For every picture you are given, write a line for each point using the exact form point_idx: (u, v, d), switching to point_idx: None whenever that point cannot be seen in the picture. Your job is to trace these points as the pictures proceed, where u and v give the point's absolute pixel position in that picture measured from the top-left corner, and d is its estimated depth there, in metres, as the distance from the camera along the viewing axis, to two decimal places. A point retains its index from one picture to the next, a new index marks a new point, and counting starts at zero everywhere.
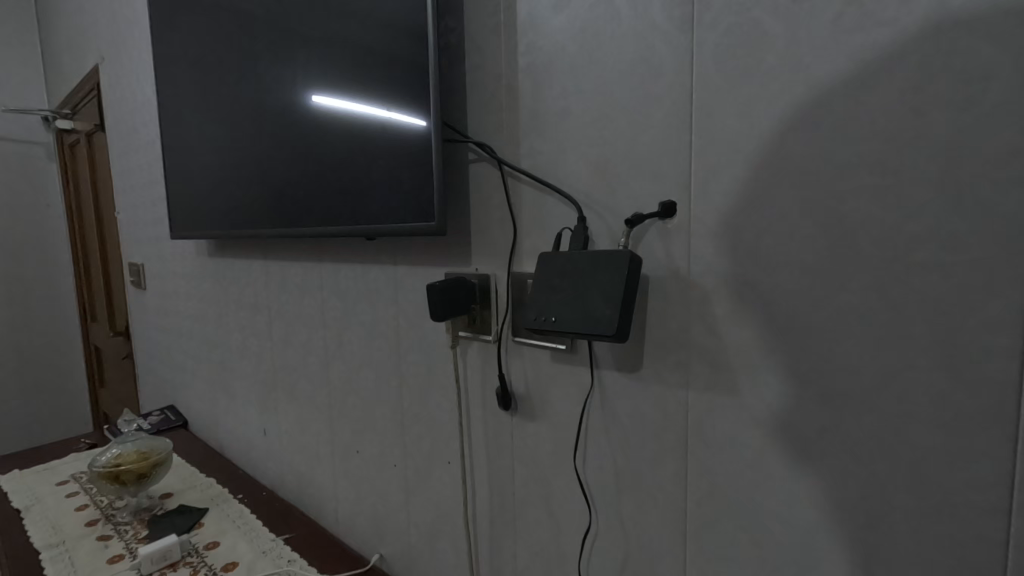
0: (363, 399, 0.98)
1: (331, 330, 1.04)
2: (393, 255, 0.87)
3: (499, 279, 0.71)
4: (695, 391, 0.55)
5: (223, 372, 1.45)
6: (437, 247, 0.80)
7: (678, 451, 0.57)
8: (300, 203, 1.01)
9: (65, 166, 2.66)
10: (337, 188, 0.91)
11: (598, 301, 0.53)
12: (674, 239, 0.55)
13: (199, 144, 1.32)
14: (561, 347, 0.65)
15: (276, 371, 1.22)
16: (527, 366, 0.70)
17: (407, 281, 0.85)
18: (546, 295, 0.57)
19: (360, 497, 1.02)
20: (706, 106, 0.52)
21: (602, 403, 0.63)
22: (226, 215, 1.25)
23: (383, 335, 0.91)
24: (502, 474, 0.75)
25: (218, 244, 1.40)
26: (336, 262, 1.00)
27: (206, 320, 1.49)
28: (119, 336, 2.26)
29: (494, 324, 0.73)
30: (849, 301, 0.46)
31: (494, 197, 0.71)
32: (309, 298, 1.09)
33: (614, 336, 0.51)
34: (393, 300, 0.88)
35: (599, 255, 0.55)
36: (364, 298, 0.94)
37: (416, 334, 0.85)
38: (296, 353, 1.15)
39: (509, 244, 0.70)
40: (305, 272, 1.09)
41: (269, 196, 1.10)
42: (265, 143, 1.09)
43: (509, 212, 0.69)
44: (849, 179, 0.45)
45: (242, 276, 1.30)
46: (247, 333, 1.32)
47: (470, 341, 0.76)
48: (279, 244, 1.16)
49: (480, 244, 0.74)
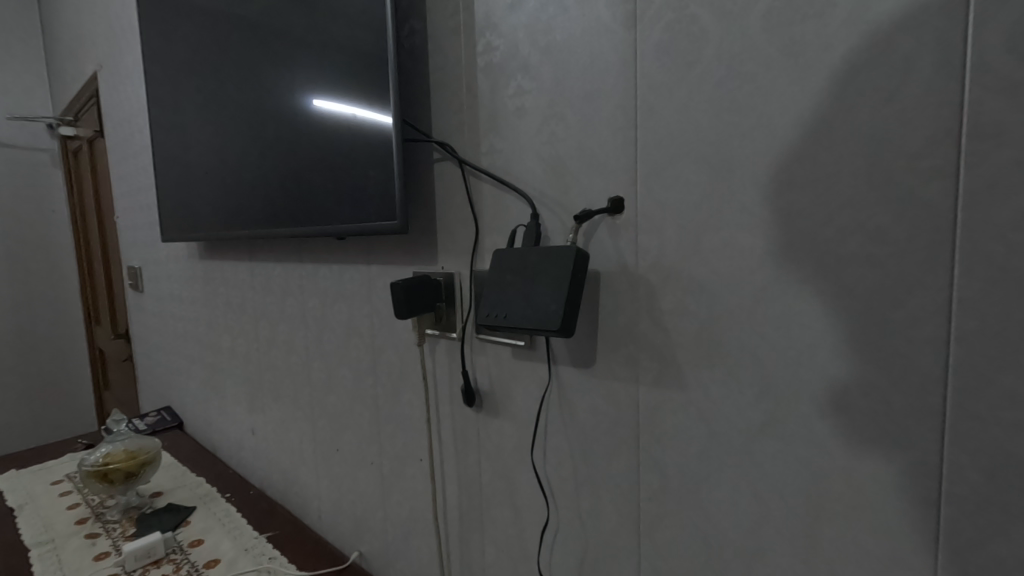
0: (342, 397, 0.99)
1: (311, 330, 1.05)
2: (367, 255, 0.88)
3: (463, 276, 0.72)
4: (646, 386, 0.56)
5: (214, 373, 1.47)
6: (406, 247, 0.81)
7: (631, 447, 0.58)
8: (281, 204, 1.02)
9: (69, 171, 2.70)
10: (314, 190, 0.93)
11: (544, 294, 0.54)
12: (623, 234, 0.56)
13: (188, 148, 1.34)
14: (520, 343, 0.66)
15: (263, 372, 1.23)
16: (491, 364, 0.71)
17: (379, 281, 0.86)
18: (498, 291, 0.58)
19: (340, 495, 1.03)
20: (650, 103, 0.53)
21: (559, 399, 0.63)
22: (213, 218, 1.26)
23: (359, 335, 0.92)
24: (469, 471, 0.76)
25: (208, 246, 1.42)
26: (315, 263, 1.01)
27: (198, 321, 1.52)
28: (120, 338, 2.30)
29: (458, 322, 0.74)
30: (786, 294, 0.46)
31: (457, 196, 0.72)
32: (291, 299, 1.10)
33: (558, 331, 0.52)
34: (367, 300, 0.89)
35: (547, 252, 0.55)
36: (341, 298, 0.95)
37: (388, 333, 0.86)
38: (280, 354, 1.16)
39: (472, 242, 0.71)
40: (287, 273, 1.10)
41: (252, 198, 1.11)
42: (250, 147, 1.11)
43: (471, 211, 0.70)
44: (783, 173, 0.45)
45: (230, 278, 1.32)
46: (235, 334, 1.33)
47: (437, 338, 0.77)
48: (263, 245, 1.17)
49: (445, 243, 0.75)
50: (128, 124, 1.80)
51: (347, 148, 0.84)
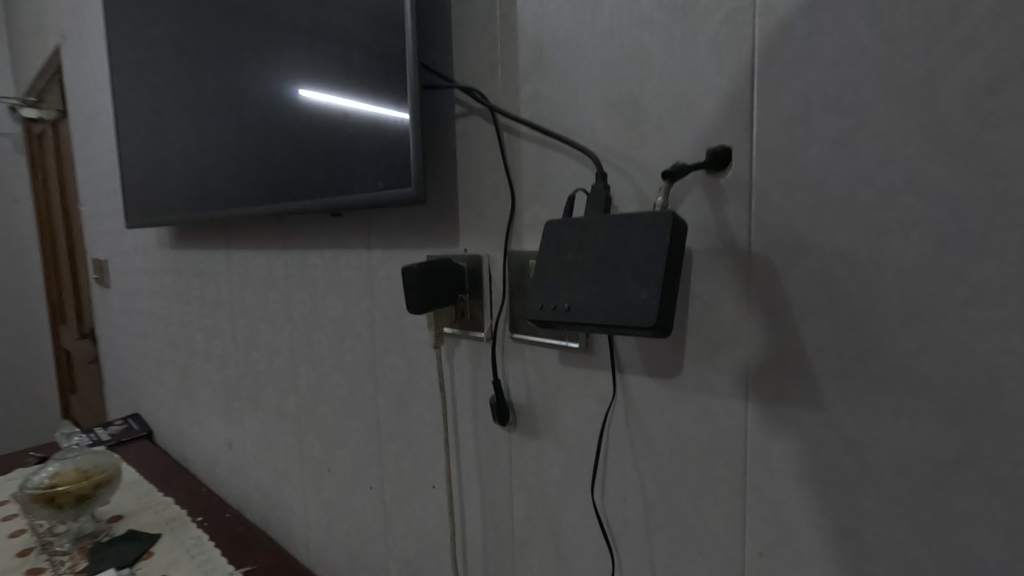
0: (334, 409, 0.83)
1: (298, 328, 0.89)
2: (367, 238, 0.73)
3: (494, 260, 0.57)
4: (758, 405, 0.41)
5: (186, 378, 1.30)
6: (417, 226, 0.65)
7: (731, 484, 0.43)
8: (263, 179, 0.86)
9: (32, 158, 2.49)
10: (303, 160, 0.77)
11: (617, 285, 0.39)
12: (728, 198, 0.41)
13: (156, 121, 1.17)
14: (574, 345, 0.51)
15: (242, 377, 1.07)
16: (531, 371, 0.55)
17: (382, 268, 0.71)
18: (556, 275, 0.43)
19: (331, 523, 0.87)
20: (776, 11, 0.37)
21: (628, 418, 0.48)
22: (184, 199, 1.10)
23: (357, 334, 0.77)
24: (498, 503, 0.61)
25: (179, 233, 1.25)
26: (302, 248, 0.85)
27: (169, 319, 1.34)
28: (85, 338, 2.10)
29: (486, 317, 0.59)
30: (1000, 276, 0.31)
31: (486, 158, 0.57)
32: (274, 293, 0.94)
33: (653, 330, 0.37)
34: (368, 292, 0.74)
35: (629, 220, 0.40)
36: (334, 290, 0.80)
37: (394, 331, 0.70)
38: (262, 357, 1.00)
39: (507, 216, 0.55)
40: (269, 262, 0.94)
41: (230, 174, 0.95)
42: (226, 115, 0.95)
43: (507, 176, 0.55)
44: (1001, 94, 0.30)
45: (204, 269, 1.16)
46: (210, 333, 1.17)
47: (458, 338, 0.62)
48: (242, 230, 1.01)
49: (470, 219, 0.59)
50: (92, 99, 1.62)
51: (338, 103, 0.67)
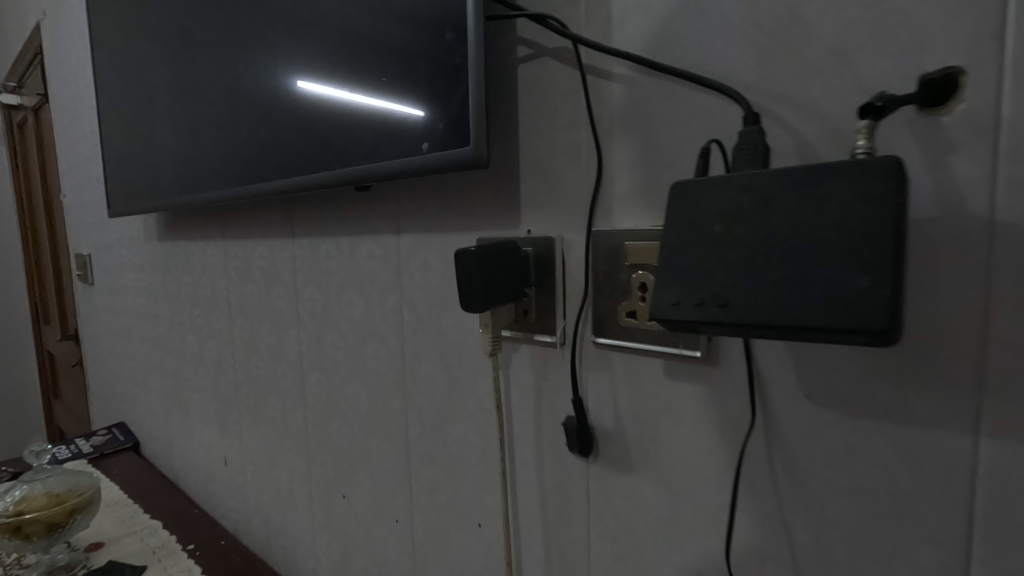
0: (351, 425, 0.70)
1: (308, 330, 0.76)
2: (395, 220, 0.60)
3: (572, 244, 0.44)
4: (993, 445, 0.28)
5: (177, 384, 1.17)
6: (462, 203, 0.52)
7: (941, 551, 0.30)
8: (266, 155, 0.73)
9: (12, 147, 2.34)
10: (314, 127, 0.63)
11: (814, 276, 0.26)
12: (955, 146, 0.28)
13: (141, 96, 1.03)
14: (692, 355, 0.38)
15: (240, 386, 0.94)
16: (623, 387, 0.43)
17: (416, 257, 0.58)
18: (699, 258, 0.30)
19: (346, 558, 0.75)
20: None
21: (772, 454, 0.36)
22: (174, 183, 0.96)
23: (382, 337, 0.64)
24: (569, 552, 0.48)
25: (168, 223, 1.11)
26: (312, 236, 0.72)
27: (157, 319, 1.21)
28: (67, 340, 1.96)
29: (559, 317, 0.46)
30: None
31: (562, 111, 0.44)
32: (279, 289, 0.81)
33: (879, 336, 0.24)
34: (395, 287, 0.61)
35: (817, 175, 0.28)
36: (352, 284, 0.67)
37: (430, 334, 0.57)
38: (264, 362, 0.87)
39: (593, 186, 0.43)
40: (272, 253, 0.81)
41: (226, 151, 0.82)
42: (222, 82, 0.81)
43: (593, 133, 0.42)
44: None
45: (196, 263, 1.02)
46: (203, 335, 1.04)
47: (519, 343, 0.49)
48: (240, 217, 0.88)
49: (536, 191, 0.46)
50: (73, 77, 1.48)
51: (359, 48, 0.53)
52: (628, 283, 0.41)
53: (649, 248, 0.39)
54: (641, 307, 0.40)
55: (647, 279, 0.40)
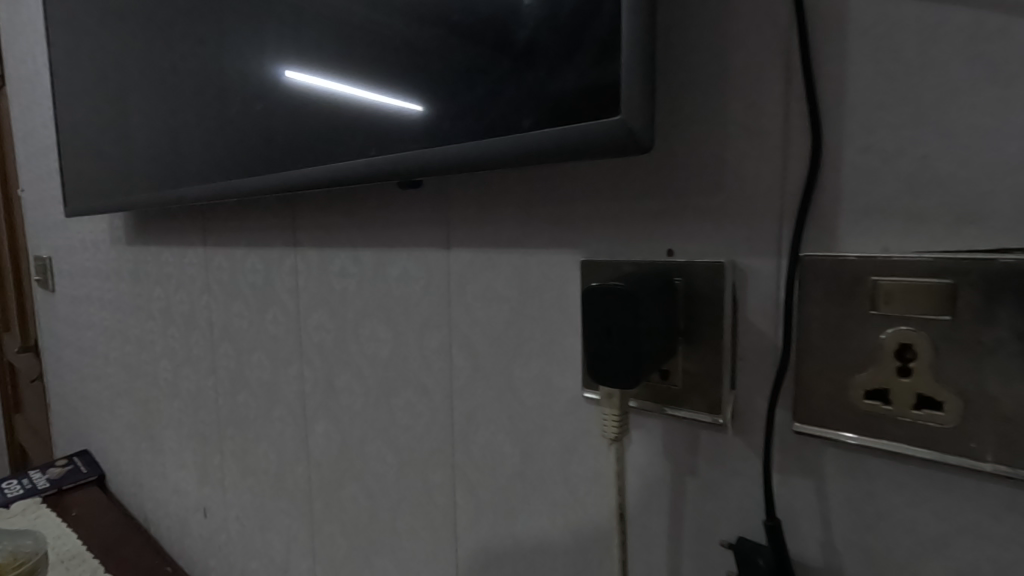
0: (371, 494, 0.54)
1: (314, 367, 0.59)
2: (444, 230, 0.43)
3: (759, 277, 0.28)
4: None
5: (147, 415, 0.98)
6: (556, 209, 0.36)
7: None
8: (259, 140, 0.56)
9: None
10: (324, 100, 0.46)
11: None
12: None
13: (101, 70, 0.85)
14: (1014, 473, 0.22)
15: (225, 425, 0.77)
16: (846, 507, 0.27)
17: (475, 283, 0.41)
18: None
19: None
20: None
21: None
22: (142, 177, 0.78)
23: (420, 386, 0.47)
24: None
25: (137, 224, 0.93)
26: (321, 247, 0.56)
27: (124, 336, 1.03)
28: (27, 351, 1.75)
29: (725, 390, 0.29)
30: None
31: (744, 70, 0.28)
32: (276, 311, 0.64)
33: None
34: (442, 321, 0.44)
35: None
36: (379, 313, 0.50)
37: (496, 390, 0.41)
38: (256, 401, 0.70)
39: (801, 187, 0.27)
40: (268, 266, 0.64)
41: (208, 137, 0.64)
42: (200, 48, 0.64)
43: (808, 102, 0.26)
44: None
45: (171, 273, 0.85)
46: (179, 360, 0.86)
47: (648, 417, 0.33)
48: (225, 220, 0.71)
49: (690, 193, 0.30)
50: (27, 52, 1.27)
51: None
52: (872, 345, 0.25)
53: (923, 290, 0.23)
54: (899, 385, 0.25)
55: (915, 340, 0.24)
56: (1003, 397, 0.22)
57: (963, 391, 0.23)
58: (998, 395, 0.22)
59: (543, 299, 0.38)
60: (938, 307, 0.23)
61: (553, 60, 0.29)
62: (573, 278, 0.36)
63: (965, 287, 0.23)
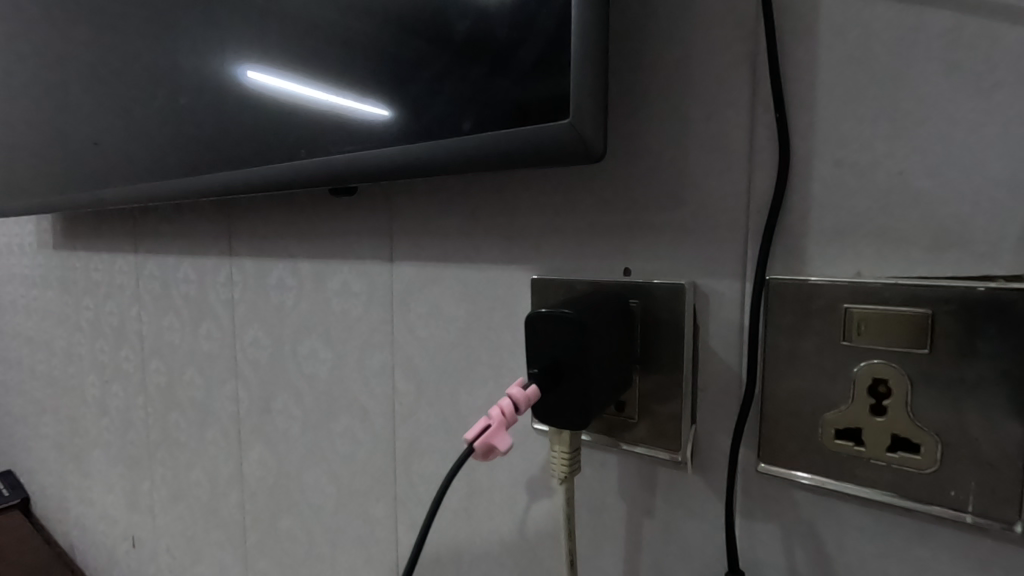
0: (308, 527, 0.50)
1: (249, 387, 0.54)
2: (387, 241, 0.39)
3: (723, 302, 0.26)
4: None
5: (74, 435, 0.91)
6: (507, 222, 0.33)
7: None
8: (192, 140, 0.51)
9: None
10: (260, 101, 0.43)
11: None
12: None
13: (14, 56, 0.77)
14: (996, 523, 0.20)
15: (156, 447, 0.71)
16: (813, 555, 0.24)
17: (420, 299, 0.38)
18: None
19: None
20: None
21: None
22: (64, 175, 0.71)
23: (360, 410, 0.44)
24: None
25: (66, 227, 0.86)
26: (256, 257, 0.51)
27: (50, 348, 0.95)
28: None
29: (683, 425, 0.27)
30: None
31: (708, 73, 0.25)
32: (210, 325, 0.59)
33: None
34: (384, 341, 0.41)
35: None
36: (317, 330, 0.46)
37: (440, 418, 0.38)
38: (188, 423, 0.64)
39: (767, 203, 0.24)
40: (201, 276, 0.59)
41: (136, 134, 0.59)
42: (124, 37, 0.58)
43: (775, 110, 0.24)
44: None
45: (100, 282, 0.78)
46: (107, 376, 0.79)
47: (602, 450, 0.30)
48: (157, 227, 0.65)
49: (649, 209, 0.28)
50: None
51: None
52: (842, 379, 0.23)
53: (898, 318, 0.21)
54: (873, 425, 0.22)
55: (891, 375, 0.22)
56: (986, 440, 0.20)
57: (944, 435, 0.21)
58: (981, 439, 0.20)
59: (491, 318, 0.34)
60: (915, 337, 0.21)
61: (499, 55, 0.26)
62: (523, 298, 0.33)
63: (943, 316, 0.20)
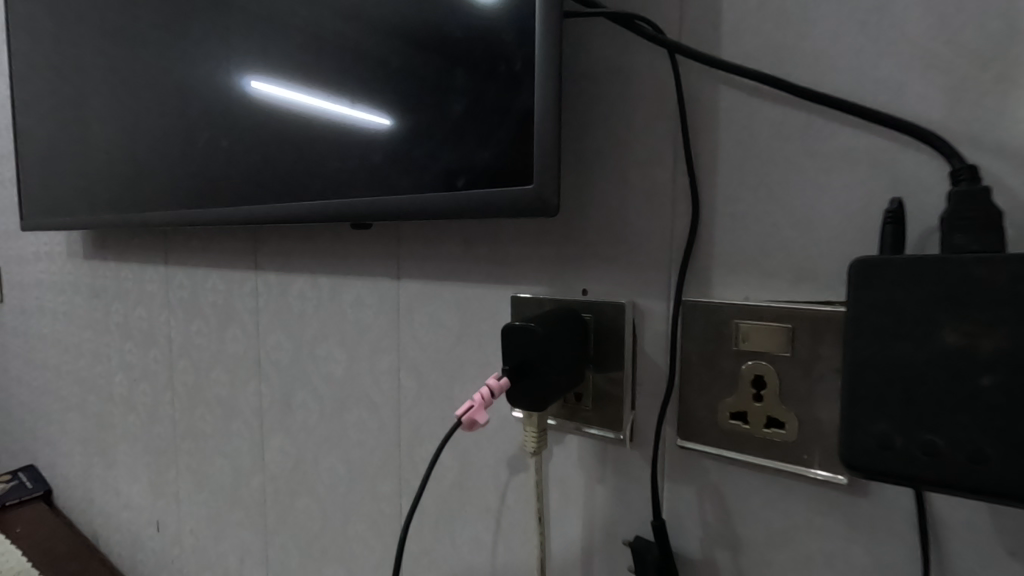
0: (323, 503, 0.58)
1: (271, 384, 0.62)
2: (395, 262, 0.48)
3: (655, 317, 0.34)
4: None
5: (101, 429, 0.99)
6: (493, 249, 0.41)
7: None
8: (212, 173, 0.58)
9: None
10: (281, 144, 0.50)
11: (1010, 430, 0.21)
12: None
13: (48, 84, 0.84)
14: (832, 476, 0.28)
15: (182, 439, 0.78)
16: (716, 508, 0.32)
17: (422, 310, 0.46)
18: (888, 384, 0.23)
19: None
20: None
21: None
22: (91, 194, 0.78)
23: (370, 403, 0.52)
24: None
25: (97, 238, 0.94)
26: (280, 271, 0.59)
27: (79, 350, 1.03)
28: None
29: (625, 410, 0.35)
30: None
31: (642, 144, 0.34)
32: (236, 330, 0.67)
33: None
34: (391, 345, 0.49)
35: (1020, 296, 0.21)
36: (334, 335, 0.54)
37: (438, 409, 0.46)
38: (213, 416, 0.72)
39: (684, 243, 0.33)
40: (229, 286, 0.67)
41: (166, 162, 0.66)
42: (155, 76, 0.65)
43: (688, 176, 0.32)
44: None
45: (130, 290, 0.86)
46: (136, 375, 0.87)
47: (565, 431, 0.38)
48: (186, 242, 0.73)
49: (600, 243, 0.36)
50: None
51: (360, 48, 0.41)
52: (734, 375, 0.31)
53: (770, 331, 0.29)
54: (754, 409, 0.30)
55: (766, 372, 0.30)
56: (827, 418, 0.28)
57: (801, 415, 0.29)
58: (823, 417, 0.28)
59: (479, 327, 0.42)
60: (781, 345, 0.29)
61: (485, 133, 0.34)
62: (505, 311, 0.41)
63: (800, 330, 0.29)
